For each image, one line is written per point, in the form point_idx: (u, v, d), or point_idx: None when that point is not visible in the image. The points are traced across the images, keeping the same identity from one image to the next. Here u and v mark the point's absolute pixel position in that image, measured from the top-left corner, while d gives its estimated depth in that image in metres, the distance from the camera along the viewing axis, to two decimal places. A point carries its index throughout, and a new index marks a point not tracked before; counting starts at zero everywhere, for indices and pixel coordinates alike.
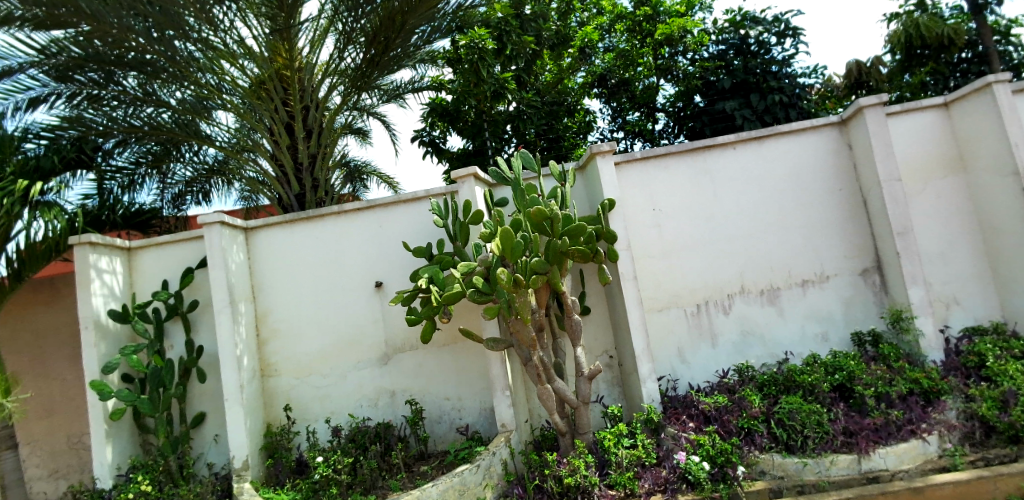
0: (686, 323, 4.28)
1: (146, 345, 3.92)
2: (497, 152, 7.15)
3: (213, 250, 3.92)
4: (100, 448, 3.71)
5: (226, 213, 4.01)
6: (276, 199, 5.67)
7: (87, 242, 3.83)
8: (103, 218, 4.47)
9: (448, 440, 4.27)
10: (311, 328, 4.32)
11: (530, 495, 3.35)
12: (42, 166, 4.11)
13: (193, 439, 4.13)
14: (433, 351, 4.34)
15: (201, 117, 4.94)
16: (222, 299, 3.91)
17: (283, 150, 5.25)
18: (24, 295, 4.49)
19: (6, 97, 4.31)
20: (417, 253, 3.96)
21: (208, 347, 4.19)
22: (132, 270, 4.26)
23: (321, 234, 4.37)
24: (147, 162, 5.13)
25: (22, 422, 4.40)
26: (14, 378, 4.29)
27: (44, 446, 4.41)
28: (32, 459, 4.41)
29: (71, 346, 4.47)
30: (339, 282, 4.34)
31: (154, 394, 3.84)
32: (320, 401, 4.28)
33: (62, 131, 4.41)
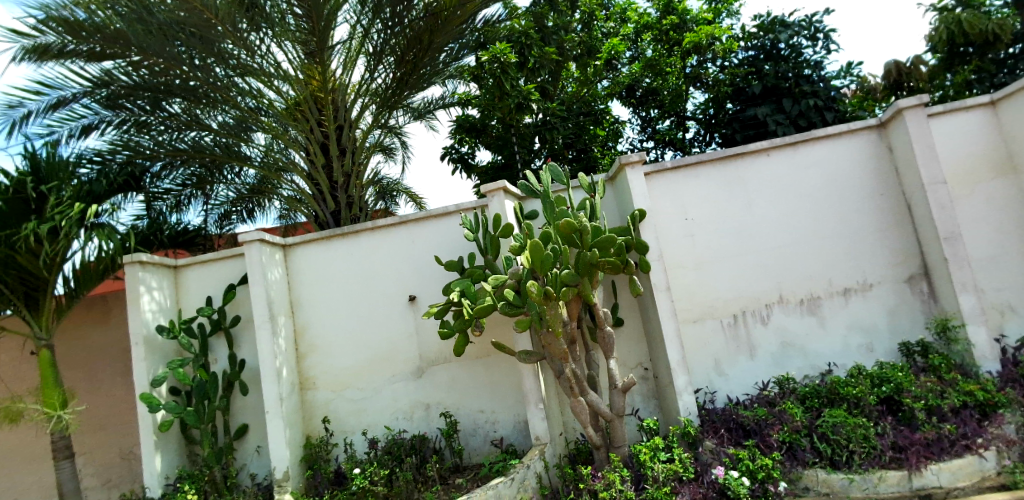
0: (722, 335, 4.20)
1: (191, 359, 4.07)
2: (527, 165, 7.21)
3: (255, 266, 4.07)
4: (150, 458, 3.88)
5: (265, 230, 4.15)
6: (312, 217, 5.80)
7: (137, 261, 4.03)
8: (152, 237, 4.66)
9: (483, 453, 4.30)
10: (347, 342, 4.41)
11: None
12: (94, 190, 4.28)
13: (238, 451, 4.25)
14: (466, 364, 4.37)
15: (241, 139, 5.06)
16: (263, 314, 4.04)
17: (319, 170, 5.38)
18: (81, 311, 4.74)
19: (61, 125, 4.57)
20: (448, 266, 4.04)
21: (251, 361, 4.32)
22: (178, 287, 4.44)
23: (357, 249, 4.47)
24: (192, 184, 5.33)
25: (79, 433, 4.61)
26: (71, 391, 4.50)
27: (98, 456, 4.59)
28: (88, 468, 4.60)
29: (122, 361, 4.65)
30: (374, 296, 4.44)
31: (199, 406, 3.99)
32: (357, 414, 4.35)
33: (111, 155, 4.61)
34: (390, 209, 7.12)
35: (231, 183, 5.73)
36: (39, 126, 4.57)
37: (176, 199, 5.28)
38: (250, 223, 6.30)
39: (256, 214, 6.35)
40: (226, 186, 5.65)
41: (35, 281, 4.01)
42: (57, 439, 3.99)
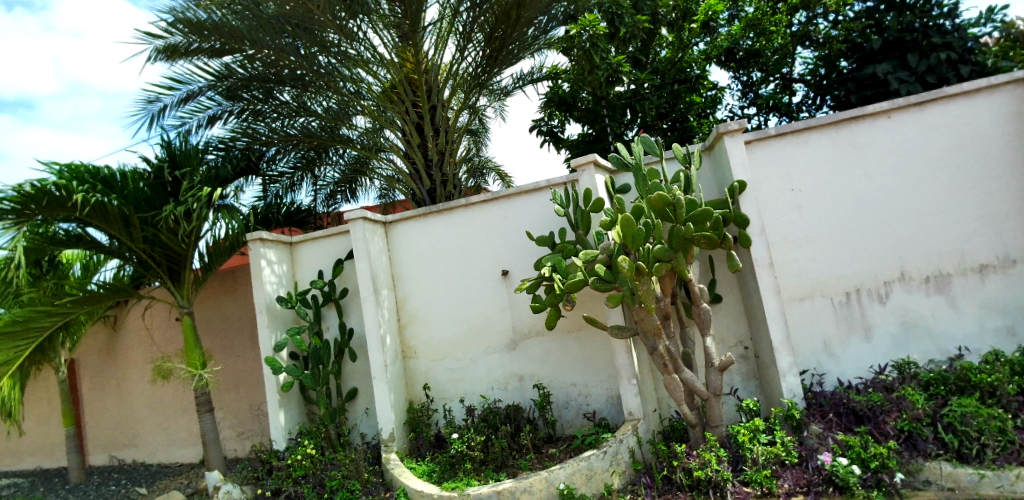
0: (833, 314, 3.91)
1: (307, 327, 4.47)
2: (619, 138, 7.12)
3: (359, 243, 4.36)
4: (275, 414, 4.37)
5: (367, 208, 4.40)
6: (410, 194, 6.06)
7: (258, 238, 4.42)
8: (270, 216, 5.12)
9: (576, 426, 4.39)
10: (445, 315, 4.62)
11: (659, 485, 3.39)
12: (221, 175, 4.76)
13: (349, 412, 4.67)
14: (558, 338, 4.44)
15: (343, 123, 5.41)
16: (368, 288, 4.34)
17: (415, 149, 5.59)
18: (216, 283, 5.31)
19: (192, 117, 5.09)
20: (540, 242, 4.11)
21: (358, 330, 4.66)
22: (294, 261, 4.85)
23: (451, 226, 4.64)
24: (302, 167, 5.71)
25: (218, 390, 5.23)
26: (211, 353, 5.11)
27: (234, 411, 5.20)
28: (226, 421, 5.23)
29: (249, 329, 5.17)
30: (469, 271, 4.59)
31: (315, 370, 4.38)
32: (455, 383, 4.57)
33: (233, 142, 5.05)
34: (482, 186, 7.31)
35: (336, 163, 6.09)
36: (173, 119, 5.11)
37: (289, 181, 5.65)
38: (353, 201, 6.67)
39: (358, 192, 6.71)
40: (332, 167, 6.09)
41: (176, 256, 4.56)
42: (200, 394, 4.55)
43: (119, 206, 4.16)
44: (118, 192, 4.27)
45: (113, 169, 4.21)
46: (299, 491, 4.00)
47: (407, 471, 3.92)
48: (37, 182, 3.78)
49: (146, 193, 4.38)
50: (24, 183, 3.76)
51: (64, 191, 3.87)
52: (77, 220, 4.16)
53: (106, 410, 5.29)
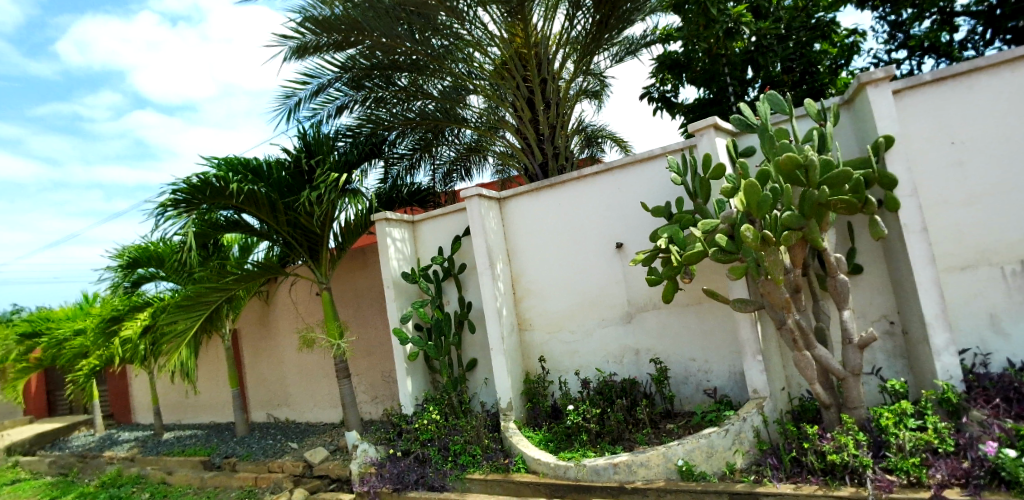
0: (1004, 286, 3.37)
1: (430, 301, 5.07)
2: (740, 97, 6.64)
3: (475, 219, 4.75)
4: (403, 380, 5.07)
5: (481, 186, 4.75)
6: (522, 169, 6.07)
7: (383, 218, 5.00)
8: (393, 196, 5.44)
9: (695, 402, 4.32)
10: (559, 288, 4.85)
11: (787, 467, 3.21)
12: (350, 159, 5.13)
13: (470, 381, 5.27)
14: (676, 311, 4.37)
15: (458, 104, 5.53)
16: (484, 263, 4.72)
17: (527, 124, 5.65)
18: (349, 260, 5.75)
19: (323, 108, 5.49)
20: (655, 213, 3.98)
21: (476, 303, 5.15)
22: (416, 238, 5.38)
23: (562, 200, 4.79)
24: (421, 149, 5.88)
25: (354, 358, 5.72)
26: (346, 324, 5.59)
27: (367, 378, 5.66)
28: (360, 386, 5.73)
29: (378, 302, 5.54)
30: (581, 244, 4.72)
31: (438, 340, 5.01)
32: (570, 355, 4.83)
33: (360, 128, 5.38)
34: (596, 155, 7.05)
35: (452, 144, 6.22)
36: (307, 111, 5.54)
37: (408, 163, 5.92)
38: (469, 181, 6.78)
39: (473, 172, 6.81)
40: (448, 147, 6.19)
41: (314, 238, 5.03)
42: (338, 362, 5.05)
43: (266, 192, 4.68)
44: (266, 180, 4.76)
45: (260, 160, 4.69)
46: (426, 453, 4.63)
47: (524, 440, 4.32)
48: (201, 175, 4.43)
49: (287, 180, 4.81)
50: (193, 177, 4.44)
51: (222, 181, 4.48)
52: (234, 208, 4.79)
53: (262, 373, 6.03)
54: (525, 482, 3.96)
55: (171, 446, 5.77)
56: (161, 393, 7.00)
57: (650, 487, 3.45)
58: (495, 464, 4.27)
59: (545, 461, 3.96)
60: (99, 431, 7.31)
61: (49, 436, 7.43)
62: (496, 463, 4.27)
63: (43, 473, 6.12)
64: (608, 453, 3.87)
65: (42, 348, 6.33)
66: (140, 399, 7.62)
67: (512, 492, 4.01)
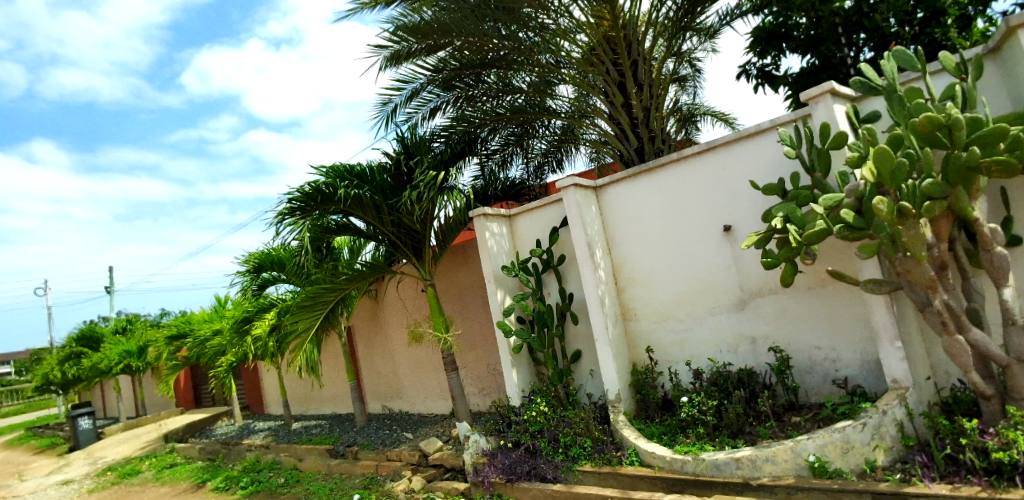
0: None
1: (530, 293, 5.09)
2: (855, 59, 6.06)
3: (572, 210, 4.70)
4: (509, 372, 5.12)
5: (577, 176, 4.70)
6: (617, 154, 5.93)
7: (482, 213, 5.10)
8: (489, 194, 5.47)
9: (824, 394, 3.97)
10: (664, 276, 4.67)
11: (941, 466, 2.86)
12: (445, 157, 5.22)
13: (576, 373, 5.26)
14: (796, 295, 4.02)
15: (547, 95, 5.51)
16: (584, 253, 4.66)
17: (619, 109, 5.47)
18: (451, 257, 5.91)
19: (419, 111, 5.63)
20: (766, 192, 3.73)
21: (577, 294, 5.11)
22: (514, 232, 5.42)
23: (662, 184, 4.61)
24: (513, 143, 5.94)
25: (460, 352, 5.88)
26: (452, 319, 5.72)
27: (474, 372, 5.79)
28: (468, 379, 5.86)
29: (479, 296, 5.60)
30: (685, 228, 4.51)
31: (541, 332, 5.08)
32: (680, 345, 4.64)
33: (452, 129, 5.45)
34: (694, 136, 6.78)
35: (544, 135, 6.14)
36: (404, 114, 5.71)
37: (500, 159, 5.95)
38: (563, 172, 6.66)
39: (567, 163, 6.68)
40: (539, 139, 6.10)
41: (417, 236, 5.20)
42: (446, 355, 5.21)
43: (371, 195, 4.88)
44: (370, 183, 4.94)
45: (364, 165, 4.84)
46: (537, 444, 4.64)
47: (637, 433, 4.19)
48: (313, 183, 4.72)
49: (389, 183, 5.01)
50: (305, 185, 4.74)
51: (332, 188, 4.74)
52: (343, 212, 5.02)
53: (376, 368, 6.37)
54: (638, 475, 3.85)
55: (301, 435, 6.31)
56: (289, 388, 7.64)
57: (781, 483, 3.17)
58: (607, 457, 4.17)
59: (660, 454, 3.81)
60: (239, 420, 8.13)
61: (200, 424, 8.35)
62: (608, 456, 4.18)
63: (197, 457, 6.91)
64: (728, 447, 3.64)
65: (189, 348, 7.09)
66: (270, 392, 8.36)
67: (627, 486, 3.91)
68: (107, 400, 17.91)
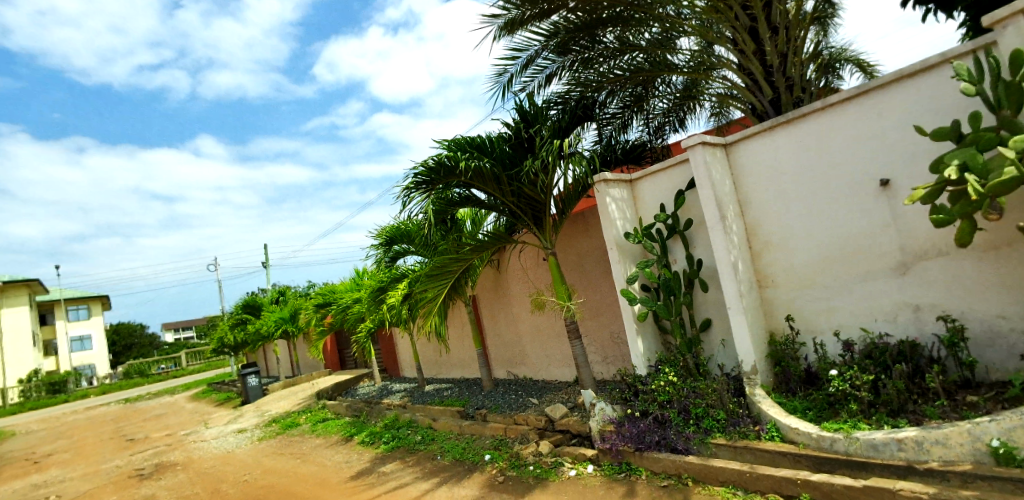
0: None
1: (656, 260, 4.97)
2: None
3: (700, 169, 4.43)
4: (634, 341, 5.02)
5: (705, 133, 4.41)
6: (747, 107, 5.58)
7: (603, 179, 4.99)
8: (609, 157, 5.43)
9: (1011, 370, 3.41)
10: (807, 238, 4.24)
11: None
12: (562, 124, 5.13)
13: (705, 342, 5.02)
14: (974, 257, 3.48)
15: (668, 49, 5.22)
16: (715, 217, 4.37)
17: (751, 58, 5.07)
18: (571, 225, 5.99)
19: (533, 79, 5.57)
20: (936, 137, 3.12)
21: (706, 260, 4.84)
22: (636, 197, 5.27)
23: (804, 136, 4.17)
24: (631, 105, 5.66)
25: (583, 320, 6.00)
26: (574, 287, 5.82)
27: (596, 340, 5.89)
28: (590, 347, 5.98)
29: (602, 263, 5.66)
30: (833, 184, 4.05)
31: (667, 300, 4.91)
32: (826, 313, 4.21)
33: (569, 94, 5.39)
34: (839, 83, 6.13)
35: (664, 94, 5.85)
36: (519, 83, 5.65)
37: (621, 122, 5.73)
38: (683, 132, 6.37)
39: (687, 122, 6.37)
40: (660, 99, 5.79)
41: (538, 205, 5.20)
42: (569, 323, 5.22)
43: (491, 166, 4.91)
44: (490, 155, 5.00)
45: (485, 137, 4.92)
46: (666, 415, 4.46)
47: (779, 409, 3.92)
48: (436, 158, 4.85)
49: (509, 153, 5.01)
50: (428, 160, 4.87)
51: (454, 161, 4.84)
52: (465, 185, 5.13)
53: (501, 335, 6.74)
54: (780, 451, 3.58)
55: (433, 397, 6.93)
56: (422, 352, 8.44)
57: (951, 469, 2.81)
58: (742, 431, 3.99)
59: (805, 430, 3.53)
60: (378, 382, 9.01)
61: (346, 384, 9.35)
62: (745, 430, 3.98)
63: (345, 413, 7.78)
64: (887, 427, 3.29)
65: (333, 316, 7.95)
66: (404, 356, 9.19)
67: (766, 461, 3.66)
68: (267, 361, 20.72)
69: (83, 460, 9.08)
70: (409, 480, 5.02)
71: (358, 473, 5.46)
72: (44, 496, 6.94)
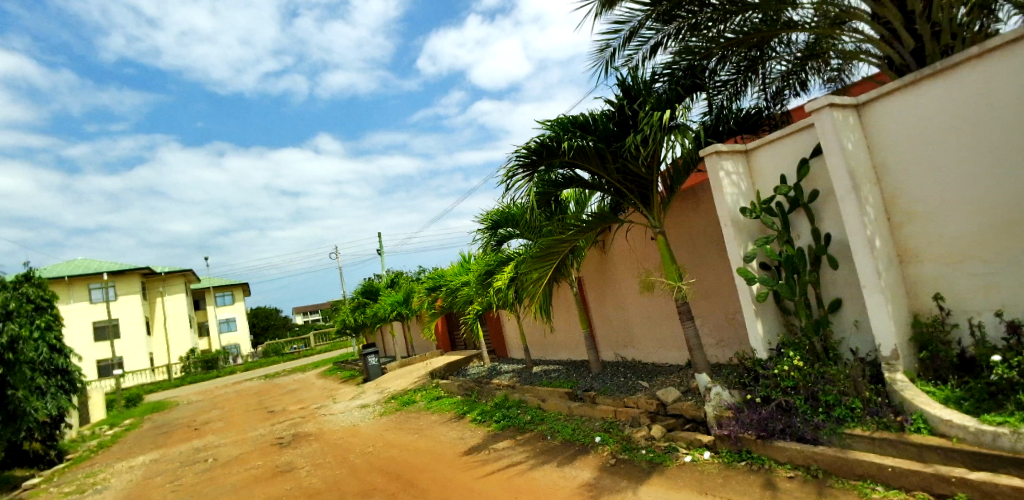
0: None
1: (776, 236, 4.62)
2: None
3: (828, 135, 4.00)
4: (754, 324, 4.73)
5: (833, 94, 3.97)
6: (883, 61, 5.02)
7: (714, 152, 4.72)
8: (720, 129, 5.14)
9: None
10: (960, 206, 3.71)
11: None
12: (669, 97, 4.79)
13: (835, 324, 4.60)
14: None
15: (786, 7, 4.58)
16: (845, 185, 3.95)
17: (888, 4, 4.49)
18: (680, 203, 5.93)
19: (638, 51, 5.40)
20: None
21: (836, 235, 4.40)
22: (752, 169, 4.93)
23: (958, 88, 3.61)
24: (744, 69, 5.37)
25: (695, 300, 5.97)
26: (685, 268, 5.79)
27: (710, 321, 5.85)
28: (705, 328, 5.95)
29: (714, 242, 5.56)
30: (996, 141, 3.49)
31: (790, 279, 4.56)
32: (984, 291, 3.66)
33: (676, 64, 5.17)
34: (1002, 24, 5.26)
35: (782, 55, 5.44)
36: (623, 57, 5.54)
37: (732, 89, 5.47)
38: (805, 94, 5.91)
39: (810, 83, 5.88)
40: (777, 61, 5.45)
41: (644, 182, 5.06)
42: (681, 304, 5.04)
43: (594, 144, 4.83)
44: (593, 132, 4.88)
45: (587, 114, 4.78)
46: (791, 402, 4.15)
47: (925, 397, 3.49)
48: (538, 138, 4.85)
49: (613, 130, 4.88)
50: (531, 141, 4.88)
51: (556, 141, 4.82)
52: (568, 165, 5.08)
53: (610, 317, 6.89)
54: (929, 445, 3.18)
55: (542, 378, 7.14)
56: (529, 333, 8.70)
57: None
58: (882, 422, 3.57)
59: (959, 423, 3.11)
60: (487, 362, 9.42)
61: (457, 364, 9.87)
62: (886, 420, 3.56)
63: (457, 392, 8.16)
64: None
65: (444, 298, 8.37)
66: (512, 337, 9.67)
67: (913, 456, 3.26)
68: (384, 341, 22.36)
69: (236, 427, 10.39)
70: (521, 458, 5.13)
71: (472, 448, 5.70)
72: (206, 457, 8.03)
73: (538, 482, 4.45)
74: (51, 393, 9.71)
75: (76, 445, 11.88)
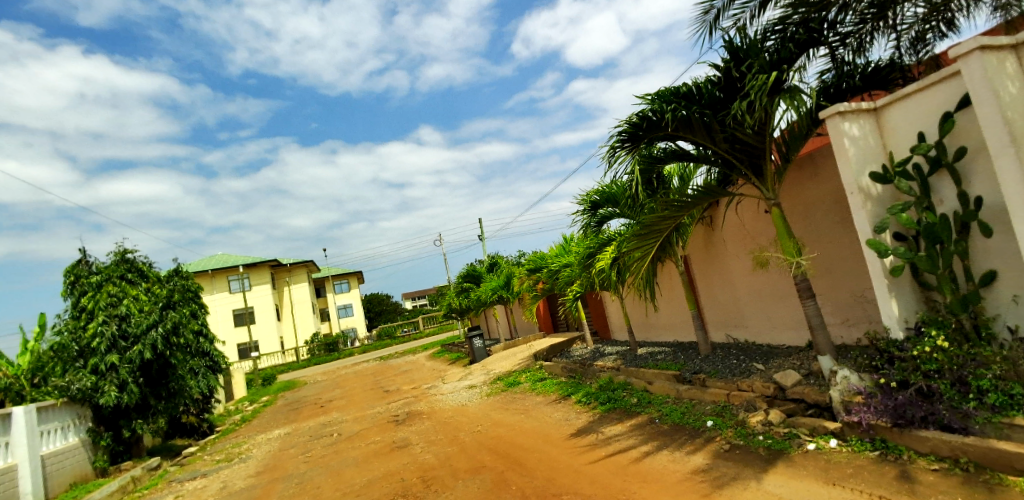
0: None
1: (914, 203, 4.16)
2: None
3: (977, 83, 3.51)
4: (887, 302, 4.27)
5: (984, 35, 3.46)
6: None
7: (836, 113, 4.31)
8: (842, 87, 4.72)
9: None
10: None
11: None
12: (782, 57, 4.47)
13: (987, 300, 4.04)
14: None
15: None
16: (1002, 141, 3.44)
17: None
18: (796, 172, 5.55)
19: (744, 9, 5.07)
20: None
21: (989, 198, 3.86)
22: (882, 129, 4.45)
23: None
24: (872, 17, 4.92)
25: (815, 277, 5.59)
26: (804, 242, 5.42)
27: (834, 299, 5.47)
28: (827, 307, 5.55)
29: (838, 214, 5.16)
30: None
31: (932, 250, 4.07)
32: None
33: (789, 18, 4.77)
34: None
35: None
36: (728, 17, 5.24)
37: (858, 40, 5.03)
38: (953, 35, 5.24)
39: (959, 22, 5.22)
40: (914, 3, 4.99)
41: (755, 151, 4.78)
42: (800, 282, 4.68)
43: (700, 115, 4.63)
44: (698, 102, 4.67)
45: (690, 84, 4.58)
46: (933, 387, 3.67)
47: None
48: (639, 113, 4.72)
49: (720, 97, 4.66)
50: (633, 115, 4.78)
51: (658, 114, 4.67)
52: (671, 137, 4.90)
53: (718, 298, 6.64)
54: None
55: (647, 361, 7.00)
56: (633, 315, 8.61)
57: None
58: None
59: None
60: (590, 344, 9.45)
61: (560, 346, 10.01)
62: None
63: (561, 373, 8.26)
64: None
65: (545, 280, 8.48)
66: (615, 319, 9.63)
67: None
68: (486, 324, 23.24)
69: (356, 405, 11.28)
70: (630, 442, 5.06)
71: (579, 431, 5.72)
72: (332, 432, 8.78)
73: (648, 466, 4.37)
74: (204, 373, 11.10)
75: (224, 419, 13.52)
